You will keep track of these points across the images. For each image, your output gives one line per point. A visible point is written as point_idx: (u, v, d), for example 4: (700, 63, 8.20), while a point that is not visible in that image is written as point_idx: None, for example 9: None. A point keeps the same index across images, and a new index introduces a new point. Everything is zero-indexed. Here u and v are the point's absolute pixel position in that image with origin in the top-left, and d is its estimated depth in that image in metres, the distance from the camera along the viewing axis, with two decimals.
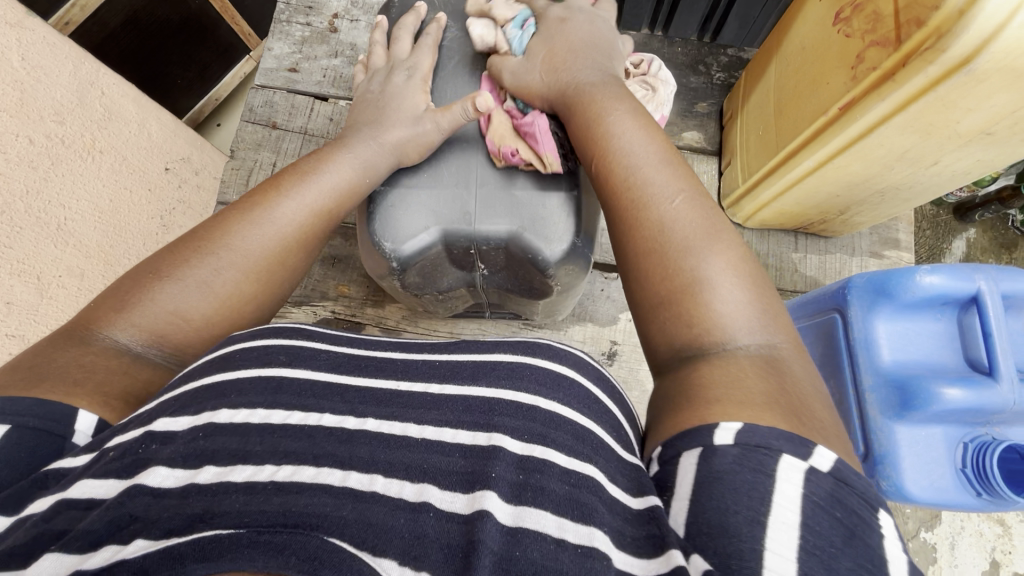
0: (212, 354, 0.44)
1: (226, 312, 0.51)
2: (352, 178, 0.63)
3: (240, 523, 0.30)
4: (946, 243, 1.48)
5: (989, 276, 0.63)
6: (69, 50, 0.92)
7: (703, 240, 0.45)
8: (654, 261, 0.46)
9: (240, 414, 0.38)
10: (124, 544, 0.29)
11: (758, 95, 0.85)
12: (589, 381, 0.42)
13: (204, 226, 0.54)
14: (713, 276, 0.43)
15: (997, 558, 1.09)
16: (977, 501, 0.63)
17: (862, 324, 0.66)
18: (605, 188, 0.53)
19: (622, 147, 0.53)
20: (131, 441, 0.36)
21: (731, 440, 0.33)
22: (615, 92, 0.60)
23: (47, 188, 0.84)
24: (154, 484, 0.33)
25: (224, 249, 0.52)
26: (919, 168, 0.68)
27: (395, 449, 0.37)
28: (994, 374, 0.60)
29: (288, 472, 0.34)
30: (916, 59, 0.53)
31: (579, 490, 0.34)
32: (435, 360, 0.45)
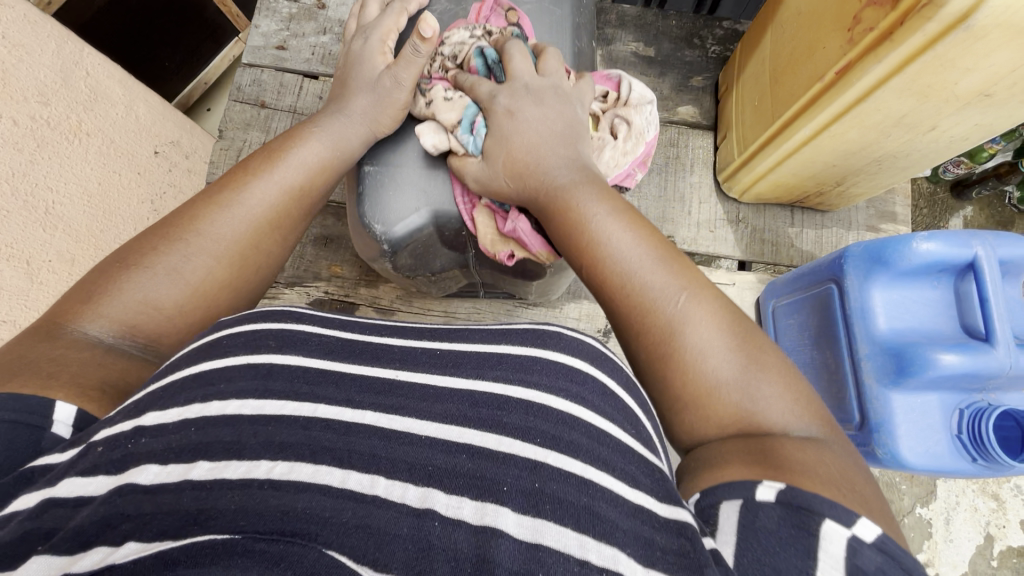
0: (196, 341, 0.43)
1: (200, 299, 0.50)
2: (326, 154, 0.61)
3: (236, 526, 0.28)
4: (943, 220, 1.48)
5: (987, 241, 0.62)
6: (52, 28, 0.90)
7: (723, 344, 0.42)
8: (672, 366, 0.43)
9: (230, 405, 0.36)
10: (114, 547, 0.28)
11: (754, 65, 0.84)
12: (603, 375, 0.41)
13: (176, 211, 0.52)
14: (736, 379, 0.41)
15: (992, 532, 1.10)
16: (973, 467, 0.62)
17: (859, 292, 0.65)
18: (604, 296, 0.49)
19: (612, 253, 0.49)
20: (121, 434, 0.34)
21: (773, 497, 0.32)
22: (591, 192, 0.54)
23: (33, 171, 0.83)
24: (147, 481, 0.32)
25: (193, 235, 0.50)
26: (918, 134, 0.67)
27: (397, 446, 0.35)
28: (990, 340, 0.60)
29: (284, 469, 0.33)
30: (915, 17, 0.52)
31: (595, 501, 0.33)
32: (437, 350, 0.44)
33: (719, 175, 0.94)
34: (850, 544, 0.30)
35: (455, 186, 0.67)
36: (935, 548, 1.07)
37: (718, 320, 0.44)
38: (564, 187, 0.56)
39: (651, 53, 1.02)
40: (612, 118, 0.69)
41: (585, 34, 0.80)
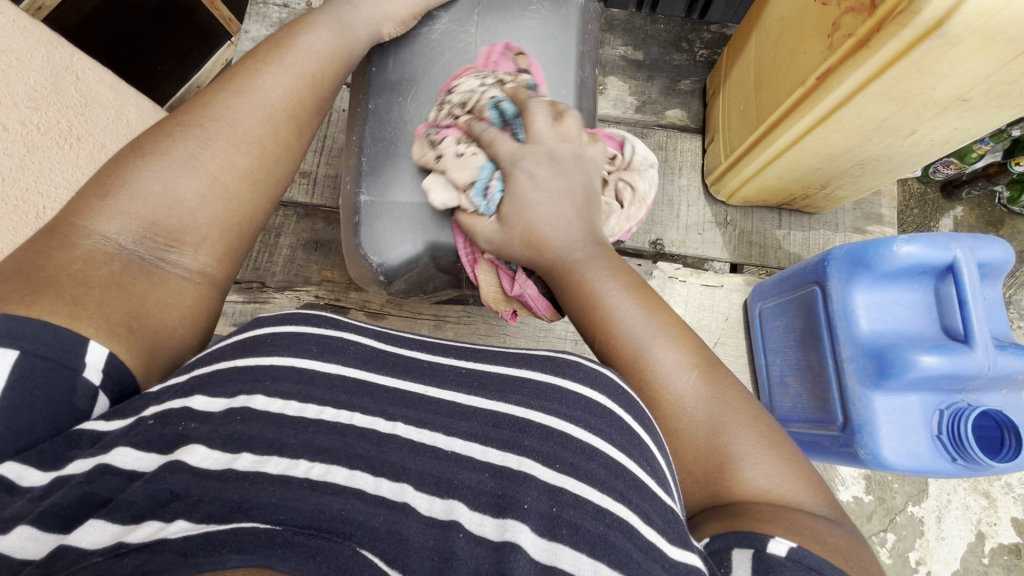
0: (240, 334, 0.44)
1: (220, 191, 0.49)
2: (332, 41, 0.61)
3: (276, 518, 0.30)
4: (933, 220, 1.48)
5: (966, 244, 0.63)
6: (42, 34, 0.90)
7: (730, 416, 0.45)
8: (682, 440, 0.46)
9: (276, 403, 0.39)
10: (166, 523, 0.30)
11: (739, 68, 0.85)
12: (622, 409, 0.43)
13: (188, 107, 0.52)
14: (743, 458, 0.43)
15: (983, 530, 1.11)
16: (953, 467, 0.63)
17: (841, 294, 0.66)
18: (614, 366, 0.51)
19: (625, 327, 0.51)
20: (174, 411, 0.37)
21: (783, 552, 0.36)
22: (604, 269, 0.55)
23: (24, 176, 0.83)
24: (195, 462, 0.34)
25: (201, 129, 0.50)
26: (897, 138, 0.68)
27: (424, 459, 0.38)
28: (970, 342, 0.61)
29: (322, 470, 0.35)
30: (890, 25, 0.53)
31: (613, 531, 0.35)
32: (461, 368, 0.46)
33: (707, 178, 0.95)
34: None
35: (456, 237, 0.66)
36: (926, 547, 1.08)
37: (710, 396, 0.46)
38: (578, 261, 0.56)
39: (640, 57, 1.03)
40: (617, 181, 0.68)
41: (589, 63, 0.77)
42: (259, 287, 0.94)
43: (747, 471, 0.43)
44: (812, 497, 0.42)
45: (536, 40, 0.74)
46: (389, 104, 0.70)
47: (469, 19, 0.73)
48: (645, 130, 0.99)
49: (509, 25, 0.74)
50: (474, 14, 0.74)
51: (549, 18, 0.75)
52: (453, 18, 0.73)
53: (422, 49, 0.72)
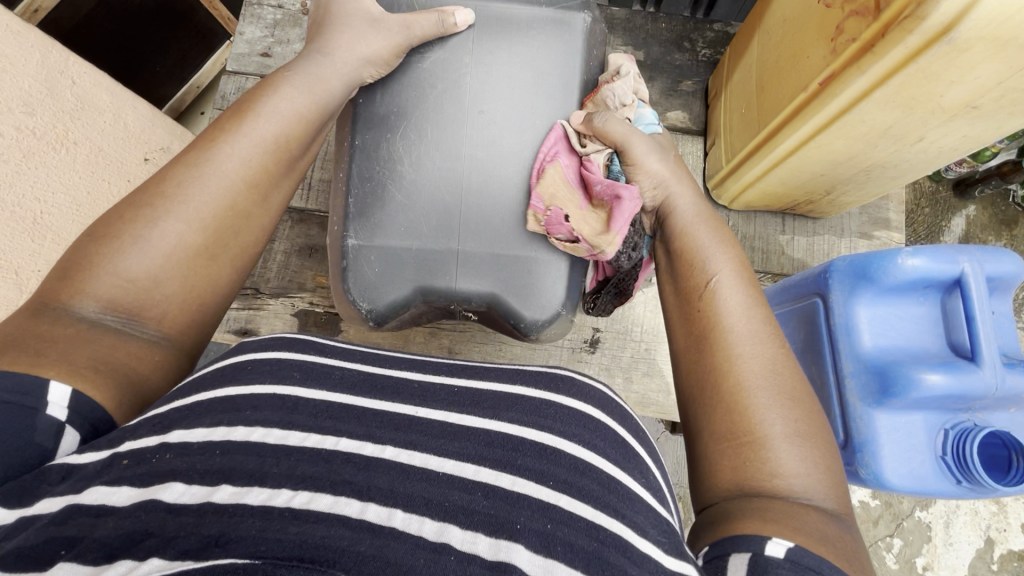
0: (217, 363, 0.44)
1: (179, 266, 0.47)
2: (301, 103, 0.59)
3: (255, 552, 0.27)
4: (945, 220, 1.44)
5: (974, 258, 0.60)
6: (35, 37, 0.88)
7: (782, 401, 0.44)
8: (732, 411, 0.44)
9: (256, 432, 0.37)
10: (139, 562, 0.27)
11: (741, 71, 0.82)
12: (615, 423, 0.43)
13: (154, 176, 0.50)
14: (777, 441, 0.42)
15: (992, 536, 1.08)
16: (958, 489, 0.61)
17: (843, 309, 0.64)
18: (695, 324, 0.50)
19: (721, 293, 0.50)
20: (147, 449, 0.35)
21: (782, 554, 0.35)
22: (714, 233, 0.55)
23: (20, 181, 0.82)
24: (171, 499, 0.31)
25: (163, 201, 0.47)
26: (904, 145, 0.66)
27: (412, 483, 0.35)
28: (977, 360, 0.59)
29: (305, 498, 0.32)
30: (895, 30, 0.50)
31: (606, 548, 0.33)
32: (453, 386, 0.45)
33: (709, 182, 0.93)
34: None
35: (558, 135, 0.67)
36: (934, 552, 1.05)
37: (775, 370, 0.45)
38: (688, 219, 0.57)
39: (641, 57, 1.00)
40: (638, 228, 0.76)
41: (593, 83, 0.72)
42: (253, 294, 0.93)
43: (778, 455, 0.42)
44: (822, 495, 0.41)
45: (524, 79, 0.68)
46: (377, 141, 0.67)
47: (459, 58, 0.69)
48: None
49: (500, 62, 0.69)
50: (464, 53, 0.69)
51: (540, 55, 0.69)
52: (439, 54, 0.69)
53: (413, 87, 0.69)
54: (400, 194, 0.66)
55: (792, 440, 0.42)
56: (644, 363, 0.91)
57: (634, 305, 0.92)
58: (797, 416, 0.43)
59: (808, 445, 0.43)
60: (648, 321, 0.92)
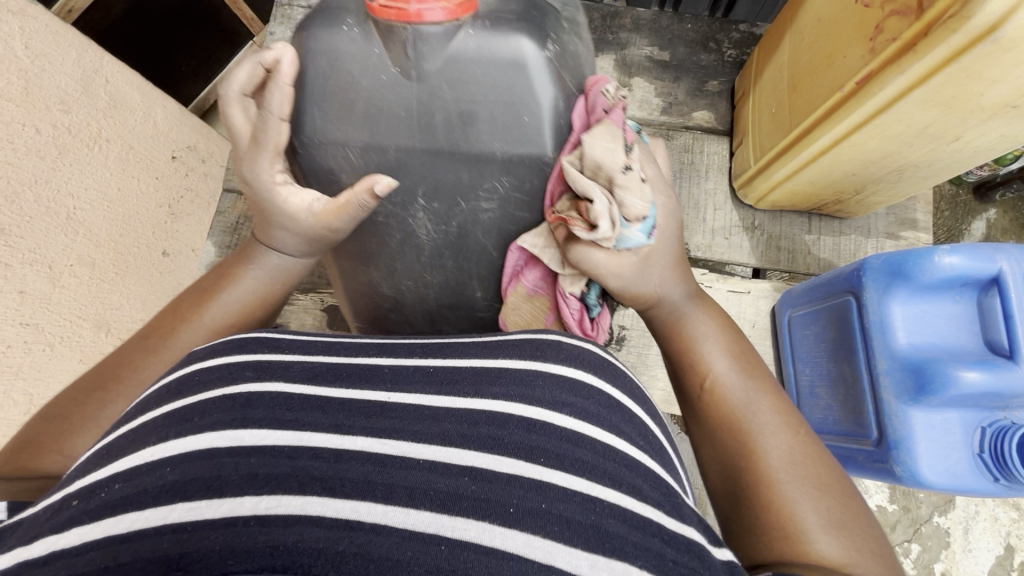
0: (171, 375, 0.42)
1: None
2: (268, 289, 0.57)
3: (222, 568, 0.28)
4: (965, 224, 1.43)
5: (1012, 256, 0.61)
6: (74, 36, 0.90)
7: (811, 488, 0.42)
8: (758, 505, 0.42)
9: (205, 438, 0.35)
10: None
11: (771, 70, 0.83)
12: (609, 386, 0.42)
13: (118, 354, 0.49)
14: (812, 525, 0.39)
15: (1012, 543, 1.06)
16: (995, 487, 0.62)
17: (878, 306, 0.65)
18: (712, 431, 0.49)
19: (729, 395, 0.50)
20: (94, 484, 0.34)
21: None
22: (710, 321, 0.56)
23: (55, 177, 0.84)
24: (125, 528, 0.30)
25: (121, 385, 0.47)
26: (941, 144, 0.66)
27: (391, 471, 0.34)
28: (1015, 358, 0.59)
29: (271, 503, 0.32)
30: (939, 29, 0.51)
31: (603, 519, 0.33)
32: (427, 365, 0.43)
33: (735, 182, 0.93)
34: None
35: (515, 255, 0.61)
36: (952, 558, 1.05)
37: (799, 460, 0.44)
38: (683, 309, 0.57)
39: (666, 57, 1.01)
40: None
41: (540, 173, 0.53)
42: None
43: (816, 542, 0.38)
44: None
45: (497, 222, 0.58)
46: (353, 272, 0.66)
47: (414, 204, 0.56)
48: (670, 132, 0.97)
49: (461, 207, 0.56)
50: (418, 198, 0.55)
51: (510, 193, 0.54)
52: (391, 204, 0.56)
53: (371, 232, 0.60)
54: (383, 299, 0.69)
55: (828, 525, 0.40)
56: None
57: None
58: (830, 504, 0.41)
59: (851, 526, 0.40)
60: None
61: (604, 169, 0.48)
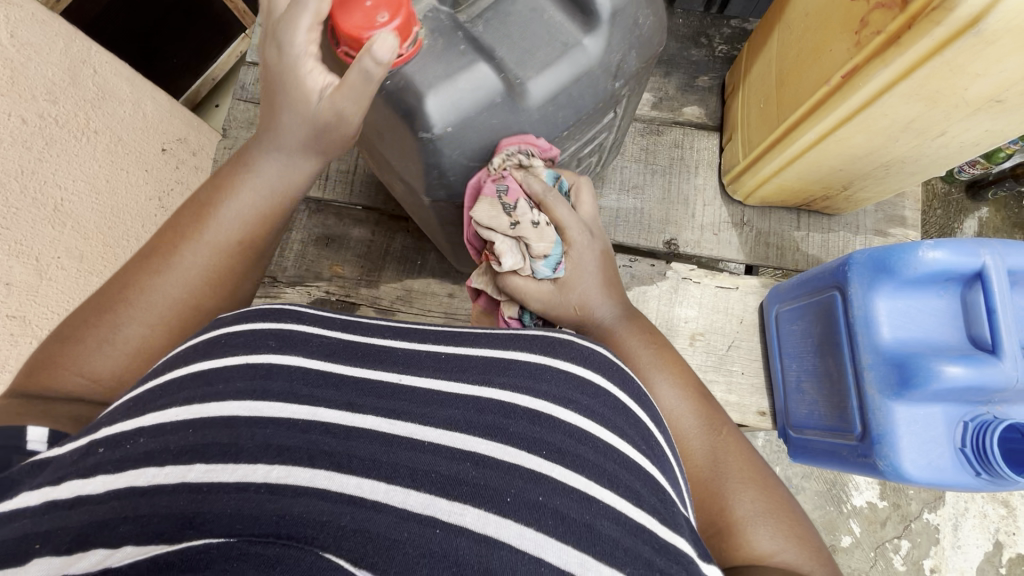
0: (193, 339, 0.42)
1: (142, 362, 0.49)
2: (263, 202, 0.54)
3: (231, 530, 0.28)
4: (957, 222, 1.44)
5: (995, 250, 0.62)
6: (60, 26, 0.88)
7: (736, 481, 0.49)
8: (697, 500, 0.50)
9: (228, 406, 0.35)
10: (113, 549, 0.27)
11: (760, 65, 0.83)
12: (615, 387, 0.42)
13: (115, 280, 0.50)
14: (750, 517, 0.47)
15: (1000, 539, 1.07)
16: (976, 481, 0.62)
17: (862, 300, 0.65)
18: None
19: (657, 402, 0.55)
20: (120, 434, 0.34)
21: None
22: (637, 326, 0.62)
23: (42, 168, 0.83)
24: (147, 481, 0.31)
25: (125, 306, 0.48)
26: (925, 139, 0.66)
27: (397, 452, 0.34)
28: (998, 352, 0.60)
29: (282, 473, 0.32)
30: (922, 21, 0.51)
31: (597, 520, 0.33)
32: (440, 353, 0.43)
33: (724, 177, 0.93)
34: None
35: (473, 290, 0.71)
36: (941, 555, 1.05)
37: (724, 455, 0.51)
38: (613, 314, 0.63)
39: None
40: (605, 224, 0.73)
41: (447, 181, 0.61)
42: (270, 283, 0.94)
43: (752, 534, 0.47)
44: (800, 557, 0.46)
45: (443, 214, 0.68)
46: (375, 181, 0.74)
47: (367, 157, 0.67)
48: (660, 127, 0.97)
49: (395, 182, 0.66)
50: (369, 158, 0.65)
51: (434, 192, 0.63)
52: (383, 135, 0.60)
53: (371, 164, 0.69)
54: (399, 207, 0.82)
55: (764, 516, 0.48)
56: None
57: (647, 299, 0.89)
58: (754, 496, 0.48)
59: (775, 514, 0.48)
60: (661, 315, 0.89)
61: (498, 225, 0.60)
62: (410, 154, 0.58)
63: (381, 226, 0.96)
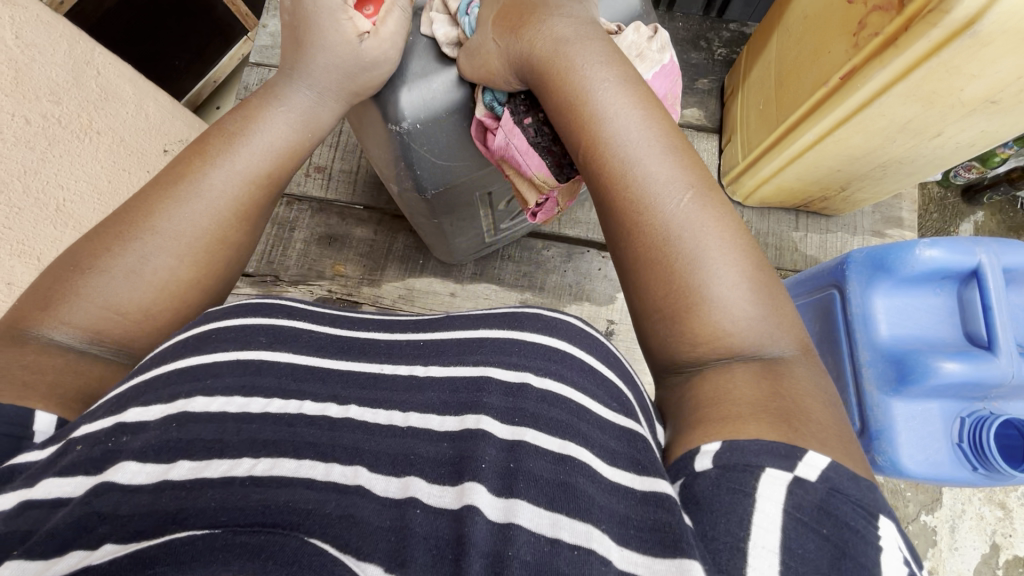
0: (184, 332, 0.42)
1: (167, 300, 0.45)
2: (293, 138, 0.52)
3: (215, 522, 0.28)
4: (953, 225, 1.45)
5: (991, 249, 0.63)
6: (64, 28, 0.89)
7: (711, 248, 0.40)
8: (660, 270, 0.41)
9: (215, 402, 0.36)
10: (92, 549, 0.27)
11: (759, 67, 0.84)
12: (582, 351, 0.40)
13: (127, 207, 0.46)
14: (725, 291, 0.39)
15: (997, 541, 1.08)
16: (973, 476, 0.63)
17: (861, 298, 0.66)
18: (604, 204, 0.44)
19: (615, 135, 0.44)
20: (101, 432, 0.33)
21: (706, 463, 0.33)
22: (599, 52, 0.48)
23: (45, 168, 0.83)
24: (125, 479, 0.30)
25: (144, 233, 0.45)
26: (921, 140, 0.67)
27: (378, 440, 0.35)
28: (993, 349, 0.61)
29: (267, 465, 0.32)
30: (918, 24, 0.52)
31: (569, 476, 0.32)
32: (418, 341, 0.44)
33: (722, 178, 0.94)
34: (790, 487, 0.30)
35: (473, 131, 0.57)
36: (939, 557, 1.05)
37: (701, 218, 0.41)
38: (566, 40, 0.48)
39: None
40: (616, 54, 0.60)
41: (434, 150, 0.58)
42: (272, 281, 0.94)
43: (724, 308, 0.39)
44: (777, 338, 0.39)
45: (413, 207, 0.68)
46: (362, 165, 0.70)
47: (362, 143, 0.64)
48: None
49: (383, 168, 0.63)
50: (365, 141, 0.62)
51: (428, 160, 0.58)
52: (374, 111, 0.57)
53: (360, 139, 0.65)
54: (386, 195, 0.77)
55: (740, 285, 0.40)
56: None
57: None
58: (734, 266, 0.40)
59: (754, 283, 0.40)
60: None
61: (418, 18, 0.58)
62: (385, 145, 0.58)
63: (383, 226, 0.96)
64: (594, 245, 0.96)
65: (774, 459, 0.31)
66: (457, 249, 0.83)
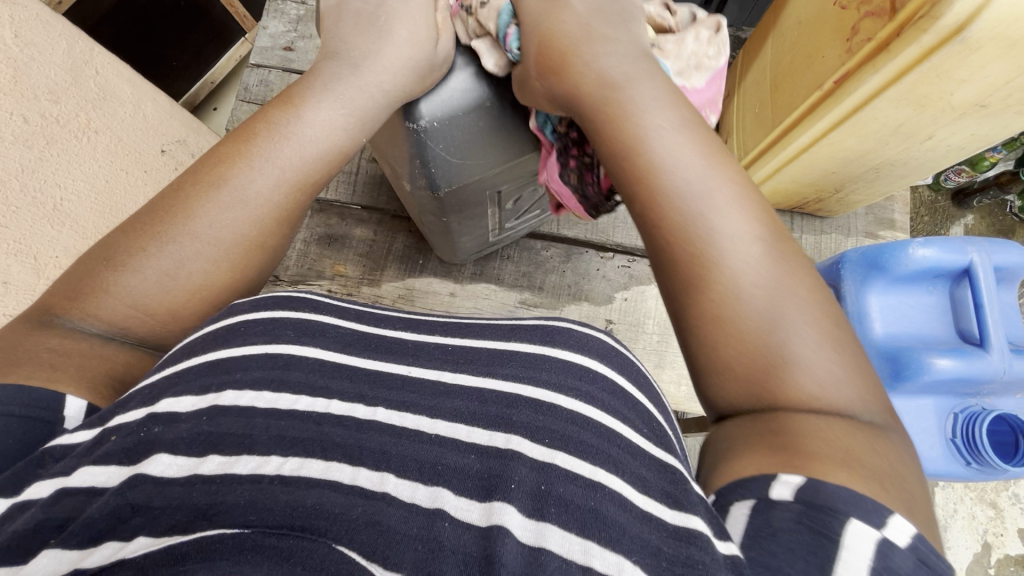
0: (208, 325, 0.42)
1: (198, 302, 0.45)
2: (336, 141, 0.51)
3: (245, 521, 0.28)
4: (943, 229, 1.47)
5: (981, 248, 0.65)
6: (64, 28, 0.89)
7: (787, 309, 0.39)
8: (726, 326, 0.39)
9: (244, 396, 0.36)
10: (125, 542, 0.28)
11: (755, 70, 0.85)
12: (613, 371, 0.42)
13: (164, 200, 0.46)
14: (802, 350, 0.37)
15: (989, 540, 1.10)
16: (967, 471, 0.65)
17: (855, 298, 0.67)
18: (661, 257, 0.43)
19: (676, 189, 0.43)
20: (133, 422, 0.34)
21: (788, 495, 0.32)
22: (654, 100, 0.48)
23: (43, 167, 0.83)
24: (157, 471, 0.31)
25: (182, 235, 0.44)
26: (913, 143, 0.69)
27: (404, 443, 0.35)
28: (985, 345, 0.63)
29: (295, 465, 0.33)
30: (910, 30, 0.53)
31: (601, 503, 0.33)
32: (448, 345, 0.44)
33: None
34: (879, 545, 0.30)
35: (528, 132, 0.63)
36: None
37: (776, 277, 0.40)
38: (621, 87, 0.48)
39: None
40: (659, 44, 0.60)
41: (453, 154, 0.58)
42: (272, 280, 0.94)
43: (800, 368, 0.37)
44: (862, 402, 0.37)
45: (423, 205, 0.68)
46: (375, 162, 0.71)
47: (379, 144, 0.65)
48: None
49: (398, 166, 0.63)
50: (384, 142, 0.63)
51: (444, 160, 0.58)
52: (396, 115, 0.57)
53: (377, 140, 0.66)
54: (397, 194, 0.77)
55: (821, 344, 0.38)
56: (656, 356, 0.93)
57: (646, 298, 0.95)
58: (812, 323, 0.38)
59: (832, 345, 0.38)
60: (660, 313, 0.94)
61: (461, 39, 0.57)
62: (400, 144, 0.59)
63: (384, 227, 0.97)
64: (592, 246, 0.97)
65: (862, 512, 0.31)
66: (457, 249, 0.84)
